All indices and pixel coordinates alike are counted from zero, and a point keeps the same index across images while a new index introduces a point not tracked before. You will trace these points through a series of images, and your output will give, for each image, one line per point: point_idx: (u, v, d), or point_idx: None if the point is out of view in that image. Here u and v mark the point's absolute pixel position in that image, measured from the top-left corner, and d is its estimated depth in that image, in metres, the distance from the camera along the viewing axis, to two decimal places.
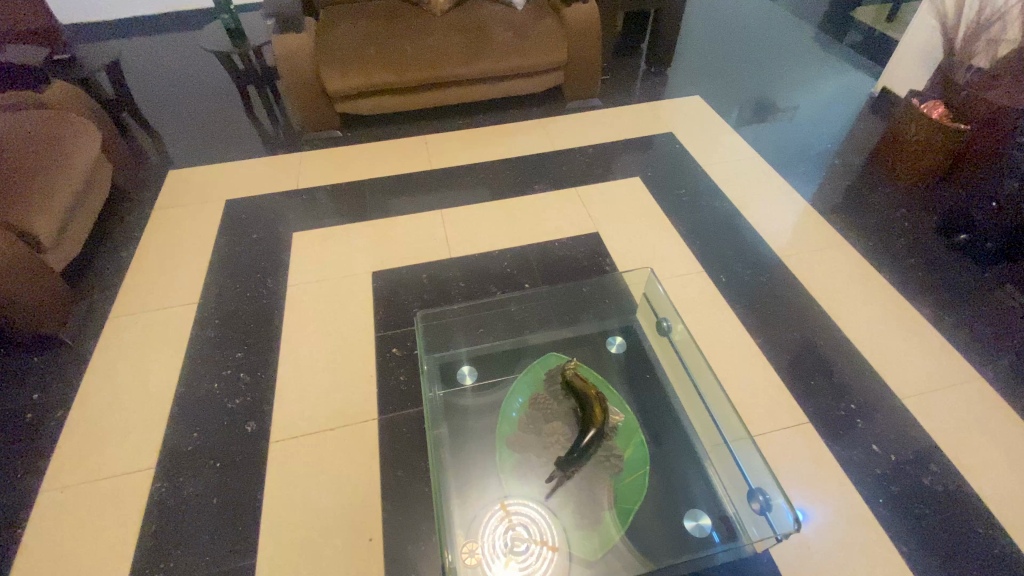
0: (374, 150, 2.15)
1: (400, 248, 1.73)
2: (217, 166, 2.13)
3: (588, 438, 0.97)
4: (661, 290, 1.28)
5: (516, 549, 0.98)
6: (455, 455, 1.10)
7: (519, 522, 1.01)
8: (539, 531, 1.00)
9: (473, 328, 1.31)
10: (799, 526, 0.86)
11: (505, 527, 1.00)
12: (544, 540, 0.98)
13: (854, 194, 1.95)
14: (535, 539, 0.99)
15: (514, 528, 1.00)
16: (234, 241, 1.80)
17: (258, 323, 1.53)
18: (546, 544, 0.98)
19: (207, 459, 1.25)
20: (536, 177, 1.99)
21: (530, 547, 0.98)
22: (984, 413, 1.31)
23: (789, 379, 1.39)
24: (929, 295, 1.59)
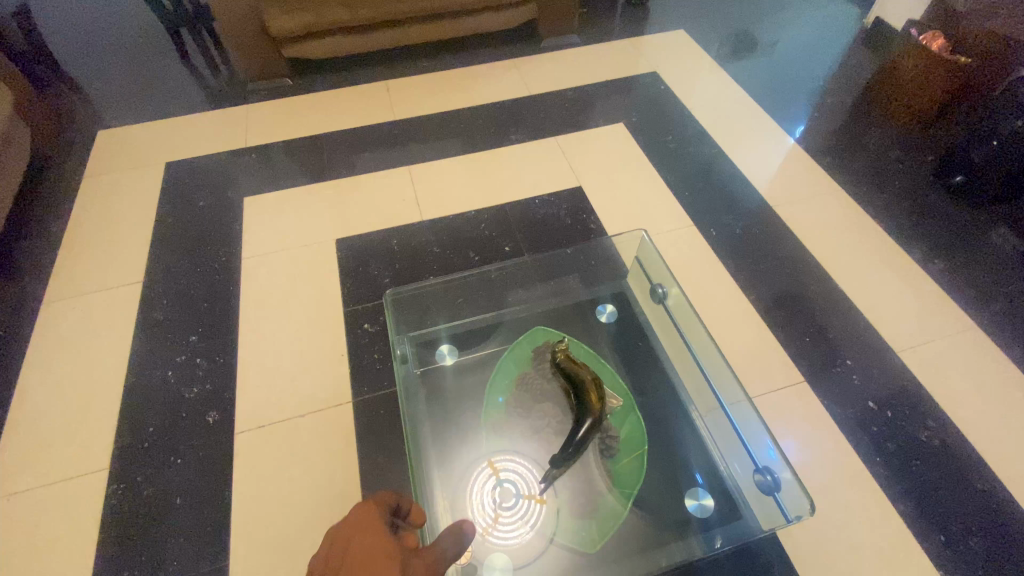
0: (331, 101, 1.93)
1: (366, 211, 1.58)
2: (154, 123, 1.90)
3: (582, 432, 0.91)
4: (654, 252, 1.17)
5: (504, 505, 0.93)
6: (439, 447, 1.02)
7: (507, 479, 0.96)
8: (526, 485, 0.95)
9: (450, 302, 1.19)
10: (814, 510, 0.80)
11: (493, 485, 0.95)
12: (532, 494, 0.94)
13: (848, 136, 1.83)
14: (524, 493, 0.94)
15: (502, 484, 0.95)
16: (178, 210, 1.61)
17: (213, 302, 1.39)
18: (535, 497, 0.95)
19: (166, 455, 1.14)
20: (511, 126, 1.82)
21: (520, 501, 0.94)
22: (977, 362, 1.29)
23: (785, 339, 1.33)
24: (926, 241, 1.53)
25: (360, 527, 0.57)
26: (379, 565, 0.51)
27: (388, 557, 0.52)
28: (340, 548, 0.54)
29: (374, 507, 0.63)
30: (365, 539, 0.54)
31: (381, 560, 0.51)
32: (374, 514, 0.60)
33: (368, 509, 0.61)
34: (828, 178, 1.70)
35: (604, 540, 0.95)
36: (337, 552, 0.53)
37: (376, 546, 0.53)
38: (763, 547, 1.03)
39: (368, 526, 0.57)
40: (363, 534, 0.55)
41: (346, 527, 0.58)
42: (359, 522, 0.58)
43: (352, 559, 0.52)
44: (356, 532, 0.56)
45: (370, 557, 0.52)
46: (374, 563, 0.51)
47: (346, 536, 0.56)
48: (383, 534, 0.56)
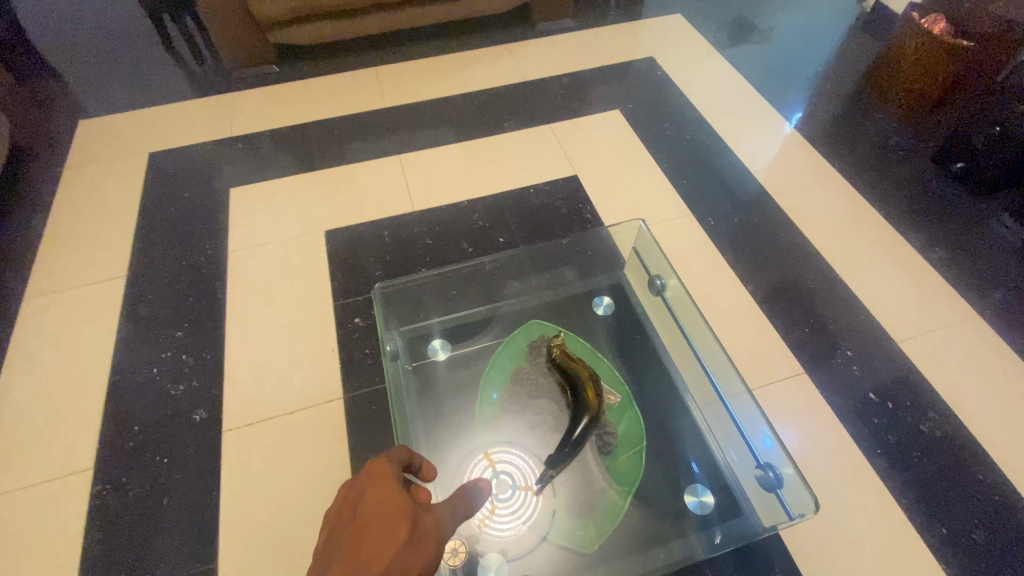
0: (319, 88, 1.88)
1: (357, 202, 1.54)
2: (138, 112, 1.84)
3: (579, 430, 0.91)
4: (653, 243, 1.14)
5: (499, 496, 0.93)
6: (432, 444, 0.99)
7: (504, 470, 0.95)
8: (522, 477, 0.95)
9: (444, 295, 1.16)
10: (819, 508, 0.78)
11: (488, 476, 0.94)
12: (528, 485, 0.94)
13: (847, 122, 1.80)
14: (520, 485, 0.94)
15: (498, 476, 0.94)
16: (162, 202, 1.57)
17: (200, 296, 1.35)
18: (530, 489, 0.94)
19: (153, 455, 1.11)
20: (505, 113, 1.78)
21: (515, 493, 0.93)
22: (979, 352, 1.27)
23: (784, 330, 1.31)
24: (927, 229, 1.51)
25: (368, 480, 0.52)
26: (388, 521, 0.46)
27: (398, 512, 0.48)
28: (348, 501, 0.50)
29: (385, 460, 0.58)
30: (375, 492, 0.50)
31: (390, 515, 0.47)
32: (386, 467, 0.55)
33: (379, 461, 0.57)
34: (828, 165, 1.67)
35: (603, 539, 0.93)
36: (346, 504, 0.49)
37: (385, 500, 0.49)
38: (763, 542, 1.01)
39: (378, 478, 0.52)
40: (373, 486, 0.51)
41: (356, 479, 0.53)
42: (369, 475, 0.53)
43: (360, 513, 0.47)
44: (366, 485, 0.51)
45: (379, 512, 0.47)
46: (382, 518, 0.46)
47: (355, 489, 0.51)
48: (393, 487, 0.51)
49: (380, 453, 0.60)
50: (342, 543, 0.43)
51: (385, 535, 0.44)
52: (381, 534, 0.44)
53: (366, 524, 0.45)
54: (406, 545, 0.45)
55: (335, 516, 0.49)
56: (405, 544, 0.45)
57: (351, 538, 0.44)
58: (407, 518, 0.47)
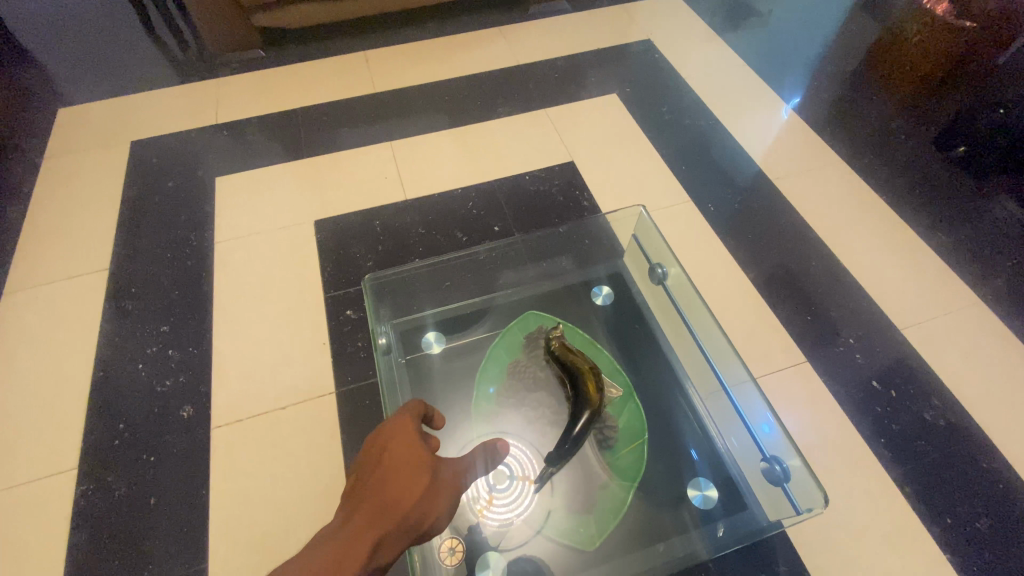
0: (306, 73, 1.82)
1: (346, 190, 1.49)
2: (118, 98, 1.78)
3: (579, 427, 0.89)
4: (655, 231, 1.11)
5: (497, 487, 0.92)
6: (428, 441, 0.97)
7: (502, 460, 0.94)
8: (520, 467, 0.93)
9: (438, 285, 1.13)
10: (828, 503, 0.78)
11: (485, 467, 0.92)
12: (526, 476, 0.93)
13: (847, 103, 1.75)
14: (518, 475, 0.93)
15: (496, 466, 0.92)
16: (145, 192, 1.52)
17: (185, 289, 1.31)
18: (528, 479, 0.93)
19: (139, 453, 1.08)
20: (498, 98, 1.73)
21: (513, 483, 0.92)
22: (982, 338, 1.25)
23: (785, 317, 1.29)
24: (929, 213, 1.48)
25: (396, 433, 0.64)
26: (411, 475, 0.58)
27: (419, 468, 0.60)
28: (379, 449, 0.62)
29: (410, 414, 0.69)
30: (402, 446, 0.62)
31: (413, 470, 0.59)
32: (410, 423, 0.66)
33: (404, 416, 0.68)
34: (828, 149, 1.64)
35: (605, 536, 0.91)
36: (378, 452, 0.61)
37: (410, 456, 0.61)
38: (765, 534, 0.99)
39: (404, 434, 0.64)
40: (401, 440, 0.63)
41: (387, 430, 0.65)
42: (396, 430, 0.64)
43: (390, 461, 0.59)
44: (394, 438, 0.63)
45: (406, 464, 0.59)
46: (406, 471, 0.58)
47: (385, 440, 0.63)
48: (416, 444, 0.63)
49: (404, 406, 0.70)
50: (376, 485, 0.56)
51: (409, 486, 0.57)
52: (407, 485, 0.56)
53: (393, 474, 0.57)
54: (424, 495, 0.57)
55: (369, 459, 0.61)
56: (424, 494, 0.57)
57: (383, 481, 0.56)
58: (427, 474, 0.59)
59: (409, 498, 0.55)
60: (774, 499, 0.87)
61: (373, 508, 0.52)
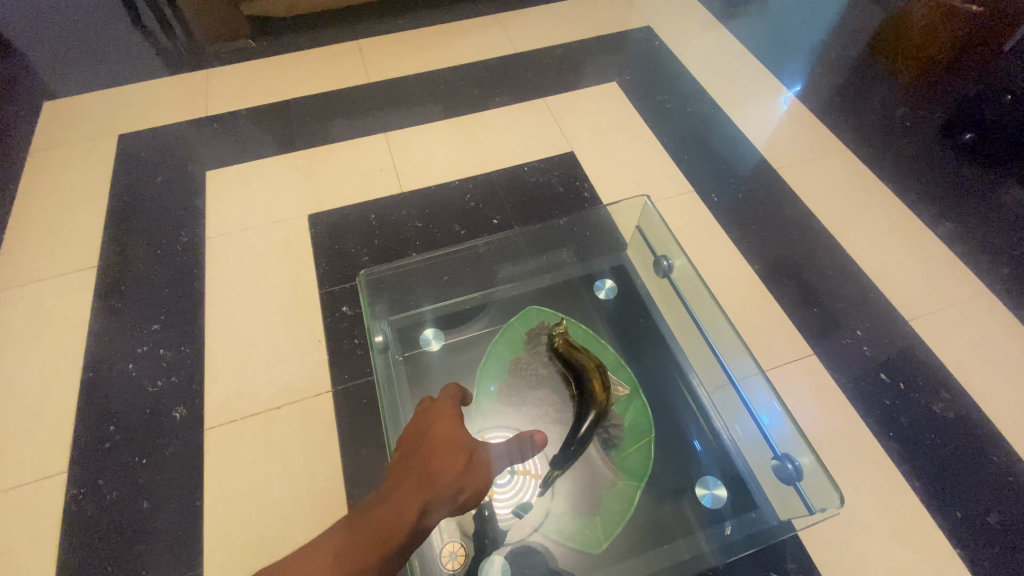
0: (299, 63, 1.78)
1: (340, 183, 1.46)
2: (106, 91, 1.73)
3: (585, 427, 0.88)
4: (660, 220, 1.07)
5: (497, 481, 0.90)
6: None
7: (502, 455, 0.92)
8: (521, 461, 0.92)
9: (436, 280, 1.10)
10: (843, 502, 0.76)
11: None
12: (527, 470, 0.91)
13: (853, 88, 1.71)
14: (519, 470, 0.91)
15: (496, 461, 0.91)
16: (134, 186, 1.48)
17: (176, 287, 1.28)
18: (529, 473, 0.91)
19: (131, 455, 1.05)
20: (495, 87, 1.69)
21: (514, 478, 0.91)
22: (990, 329, 1.23)
23: (791, 309, 1.26)
24: (935, 201, 1.45)
25: (437, 417, 0.69)
26: (447, 454, 0.62)
27: (457, 447, 0.64)
28: (421, 431, 0.67)
29: (451, 397, 0.74)
30: (442, 427, 0.66)
31: (451, 449, 0.63)
32: (450, 406, 0.71)
33: (444, 400, 0.72)
34: (833, 136, 1.60)
35: (610, 539, 0.88)
36: (421, 433, 0.67)
37: (448, 436, 0.65)
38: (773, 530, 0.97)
39: (443, 417, 0.68)
40: (442, 422, 0.67)
41: (429, 412, 0.70)
42: (437, 413, 0.69)
43: (430, 441, 0.64)
44: (435, 420, 0.68)
45: (444, 443, 0.64)
46: (444, 449, 0.63)
47: (427, 423, 0.68)
48: (454, 426, 0.67)
49: (444, 390, 0.75)
50: (416, 462, 0.61)
51: (446, 462, 0.61)
52: (442, 461, 0.61)
53: (431, 451, 0.63)
54: (462, 471, 0.61)
55: (413, 439, 0.67)
56: (461, 470, 0.62)
57: (421, 458, 0.62)
58: (464, 452, 0.64)
59: (445, 474, 0.60)
60: (786, 497, 0.85)
61: (411, 482, 0.58)
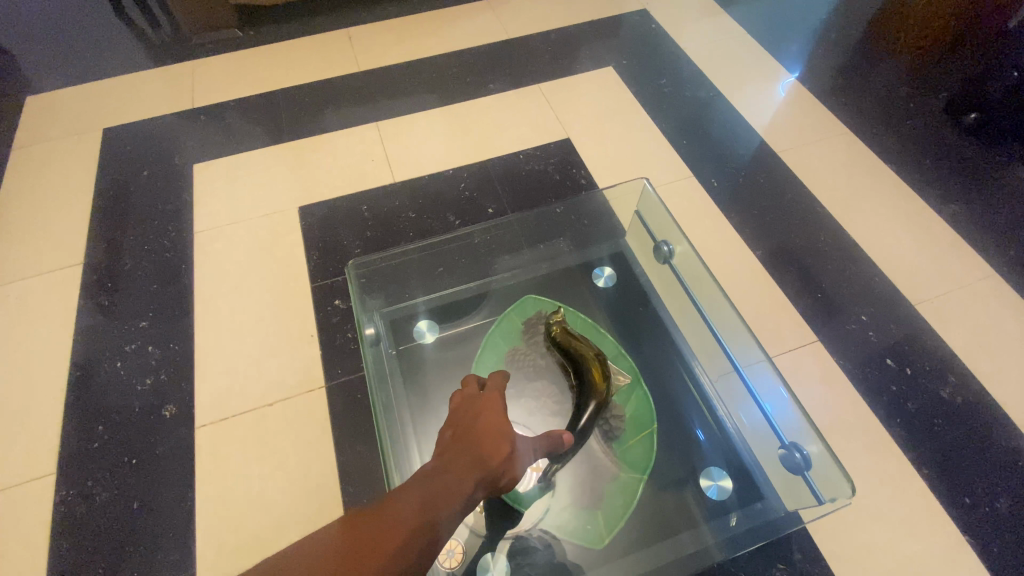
0: (288, 53, 1.73)
1: (331, 174, 1.42)
2: (89, 83, 1.69)
3: (586, 418, 0.86)
4: (660, 203, 1.03)
5: None
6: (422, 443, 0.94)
7: None
8: None
9: (430, 271, 1.07)
10: (854, 493, 0.73)
11: None
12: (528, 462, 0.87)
13: (854, 70, 1.67)
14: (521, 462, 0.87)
15: None
16: (120, 181, 1.44)
17: (164, 283, 1.24)
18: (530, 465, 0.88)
19: (120, 455, 1.02)
20: (488, 74, 1.65)
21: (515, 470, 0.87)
22: (998, 312, 1.20)
23: (794, 295, 1.24)
24: (939, 183, 1.42)
25: (484, 403, 0.66)
26: (494, 440, 0.59)
27: (502, 435, 0.61)
28: (467, 412, 0.64)
29: (496, 387, 0.71)
30: (491, 413, 0.64)
31: (497, 436, 0.60)
32: (497, 396, 0.68)
33: (491, 389, 0.70)
34: (834, 119, 1.57)
35: (614, 533, 0.87)
36: (468, 413, 0.64)
37: (495, 423, 0.62)
38: None
39: (491, 404, 0.66)
40: (490, 408, 0.65)
41: (476, 397, 0.67)
42: (482, 400, 0.66)
43: (479, 424, 0.62)
44: (483, 404, 0.65)
45: (492, 428, 0.61)
46: (494, 434, 0.60)
47: (473, 407, 0.65)
48: (501, 415, 0.64)
49: (490, 378, 0.72)
50: (467, 439, 0.58)
51: (496, 447, 0.59)
52: (494, 445, 0.58)
53: (482, 432, 0.60)
54: (508, 460, 0.59)
55: (458, 418, 0.64)
56: (507, 459, 0.59)
57: (471, 437, 0.59)
58: (511, 441, 0.61)
59: (495, 458, 0.57)
60: (794, 488, 0.84)
61: (466, 460, 0.55)
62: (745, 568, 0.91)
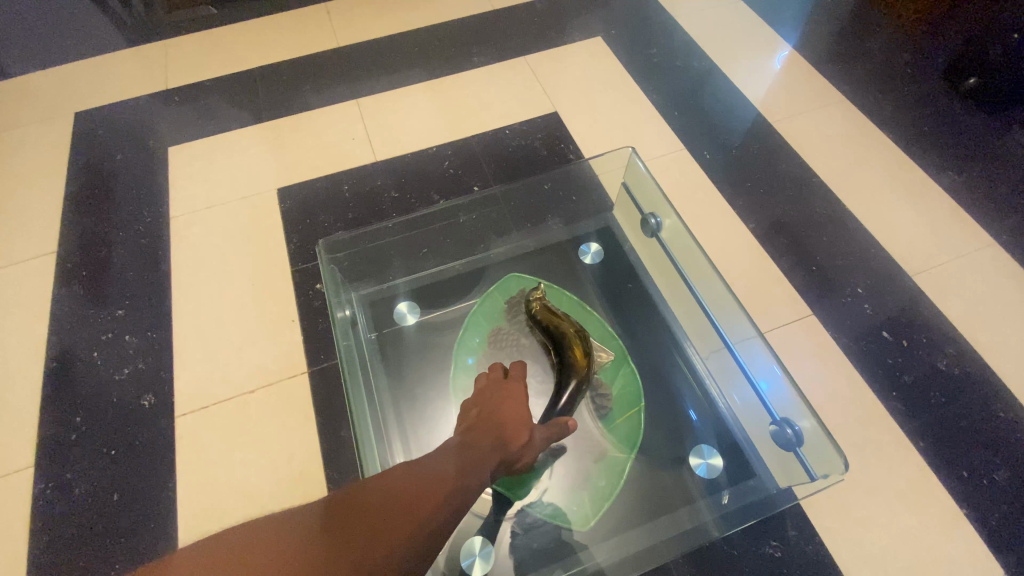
0: (264, 29, 1.67)
1: (310, 154, 1.37)
2: (59, 66, 1.63)
3: (567, 397, 0.82)
4: (646, 174, 0.99)
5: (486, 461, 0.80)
6: (402, 428, 0.91)
7: None
8: None
9: (411, 252, 1.04)
10: (847, 468, 0.71)
11: None
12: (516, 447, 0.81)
13: (850, 35, 1.61)
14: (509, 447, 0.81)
15: None
16: (93, 166, 1.40)
17: (140, 270, 1.21)
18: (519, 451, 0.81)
19: (100, 446, 1.00)
20: (472, 47, 1.59)
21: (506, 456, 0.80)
22: (998, 281, 1.17)
23: (788, 268, 1.21)
24: (937, 151, 1.38)
25: (509, 388, 0.71)
26: (516, 425, 0.65)
27: (523, 421, 0.66)
28: (492, 397, 0.69)
29: (520, 373, 0.76)
30: (515, 397, 0.69)
31: (519, 423, 0.65)
32: (522, 382, 0.73)
33: (516, 374, 0.74)
34: (829, 87, 1.52)
35: (598, 517, 0.85)
36: (493, 396, 0.69)
37: (518, 410, 0.67)
38: None
39: (515, 389, 0.71)
40: (512, 395, 0.69)
41: (503, 382, 0.72)
42: (507, 387, 0.71)
43: (502, 411, 0.66)
44: (507, 392, 0.70)
45: (514, 416, 0.66)
46: (515, 418, 0.66)
47: (498, 391, 0.70)
48: (523, 402, 0.69)
49: (514, 365, 0.76)
50: (491, 423, 0.64)
51: (515, 430, 0.64)
52: (514, 428, 0.64)
53: (504, 417, 0.65)
54: (526, 443, 0.65)
55: (483, 401, 0.69)
56: (525, 443, 0.65)
57: (493, 420, 0.64)
58: (531, 425, 0.66)
59: (515, 441, 0.63)
60: (787, 464, 0.81)
61: (489, 441, 0.60)
62: (740, 547, 0.89)
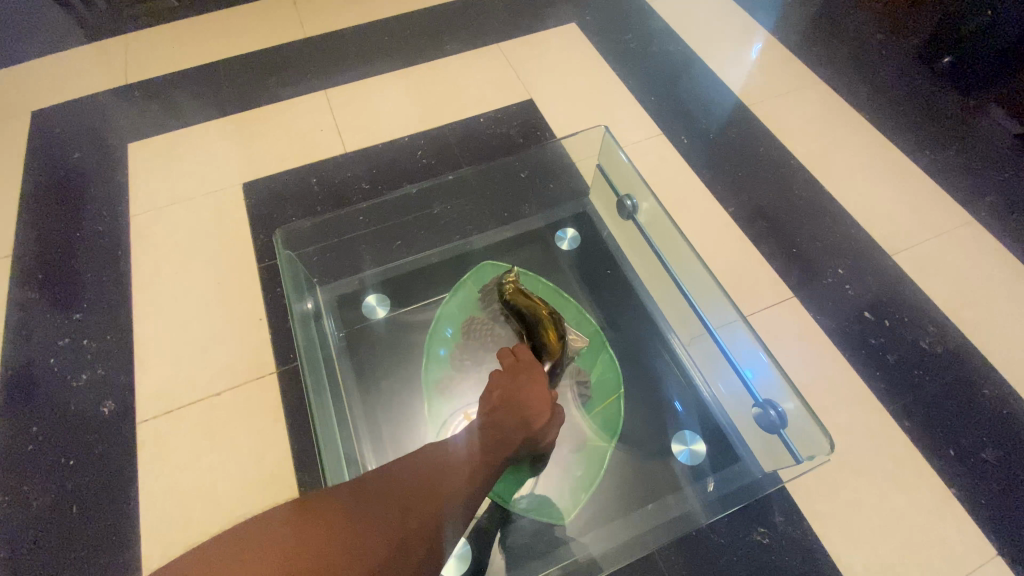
0: (230, 21, 1.61)
1: (278, 147, 1.33)
2: (13, 63, 1.55)
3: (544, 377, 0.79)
4: (621, 156, 0.97)
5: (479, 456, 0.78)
6: (371, 424, 0.88)
7: None
8: None
9: (381, 242, 1.01)
10: (832, 449, 0.69)
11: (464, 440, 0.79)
12: None
13: (824, 18, 1.60)
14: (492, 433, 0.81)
15: None
16: (50, 165, 1.34)
17: (100, 272, 1.15)
18: None
19: (57, 457, 0.95)
20: (444, 35, 1.55)
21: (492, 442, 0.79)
22: (978, 258, 1.17)
23: (769, 251, 1.19)
24: (913, 131, 1.37)
25: (528, 371, 0.69)
26: (539, 405, 0.64)
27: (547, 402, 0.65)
28: (509, 378, 0.68)
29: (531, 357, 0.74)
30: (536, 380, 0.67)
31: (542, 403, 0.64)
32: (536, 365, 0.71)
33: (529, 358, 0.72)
34: (805, 70, 1.51)
35: (580, 507, 0.83)
36: (513, 379, 0.67)
37: (539, 391, 0.65)
38: None
39: (535, 372, 0.69)
40: (531, 377, 0.68)
41: (520, 366, 0.70)
42: (525, 369, 0.69)
43: (527, 393, 0.65)
44: (526, 374, 0.68)
45: (539, 398, 0.65)
46: (537, 400, 0.64)
47: (517, 373, 0.69)
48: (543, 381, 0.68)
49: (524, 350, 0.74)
50: (514, 407, 0.63)
51: (540, 414, 0.63)
52: (538, 412, 0.63)
53: (525, 398, 0.64)
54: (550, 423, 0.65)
55: (504, 383, 0.68)
56: (549, 422, 0.65)
57: (516, 402, 0.63)
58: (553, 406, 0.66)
59: (539, 422, 0.63)
60: (771, 448, 0.80)
61: (514, 427, 0.61)
62: (729, 534, 0.87)
